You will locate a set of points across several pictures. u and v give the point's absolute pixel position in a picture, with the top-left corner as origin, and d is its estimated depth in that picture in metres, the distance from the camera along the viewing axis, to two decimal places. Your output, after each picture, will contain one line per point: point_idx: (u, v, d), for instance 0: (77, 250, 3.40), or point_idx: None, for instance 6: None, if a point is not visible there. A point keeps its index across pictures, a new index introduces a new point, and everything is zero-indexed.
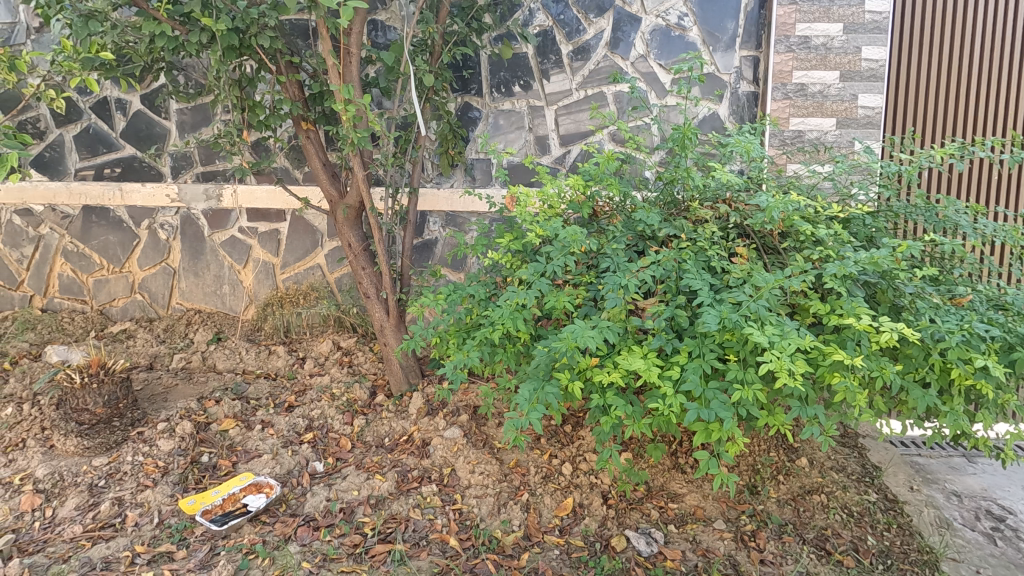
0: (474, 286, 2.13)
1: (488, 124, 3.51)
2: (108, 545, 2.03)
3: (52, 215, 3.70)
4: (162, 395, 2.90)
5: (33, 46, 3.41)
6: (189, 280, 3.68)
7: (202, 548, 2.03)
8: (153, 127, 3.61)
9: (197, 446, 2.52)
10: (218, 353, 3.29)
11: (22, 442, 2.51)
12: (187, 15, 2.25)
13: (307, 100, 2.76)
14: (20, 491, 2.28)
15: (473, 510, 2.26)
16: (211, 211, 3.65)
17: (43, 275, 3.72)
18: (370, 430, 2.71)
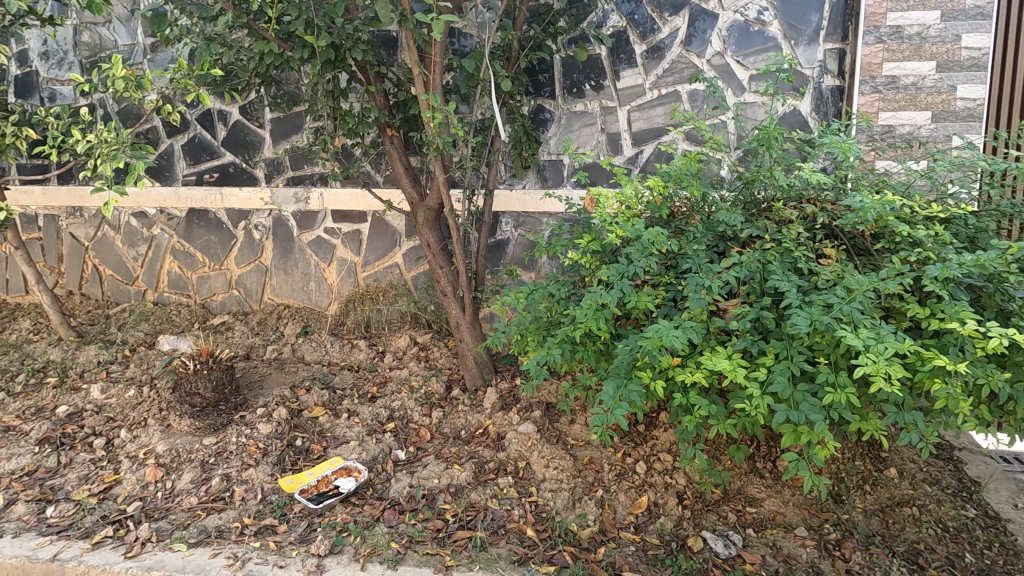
0: (554, 286, 2.20)
1: (560, 126, 3.56)
2: (221, 516, 2.24)
3: (162, 218, 4.08)
4: (259, 382, 3.15)
5: (150, 65, 3.76)
6: (279, 277, 3.96)
7: (300, 524, 2.21)
8: (250, 136, 3.91)
9: (292, 430, 2.72)
10: (306, 345, 3.52)
11: (143, 421, 2.79)
12: (290, 33, 2.44)
13: (392, 107, 2.91)
14: (144, 464, 2.53)
15: (548, 503, 2.32)
16: (300, 213, 3.90)
17: (154, 271, 4.11)
18: (447, 422, 2.83)
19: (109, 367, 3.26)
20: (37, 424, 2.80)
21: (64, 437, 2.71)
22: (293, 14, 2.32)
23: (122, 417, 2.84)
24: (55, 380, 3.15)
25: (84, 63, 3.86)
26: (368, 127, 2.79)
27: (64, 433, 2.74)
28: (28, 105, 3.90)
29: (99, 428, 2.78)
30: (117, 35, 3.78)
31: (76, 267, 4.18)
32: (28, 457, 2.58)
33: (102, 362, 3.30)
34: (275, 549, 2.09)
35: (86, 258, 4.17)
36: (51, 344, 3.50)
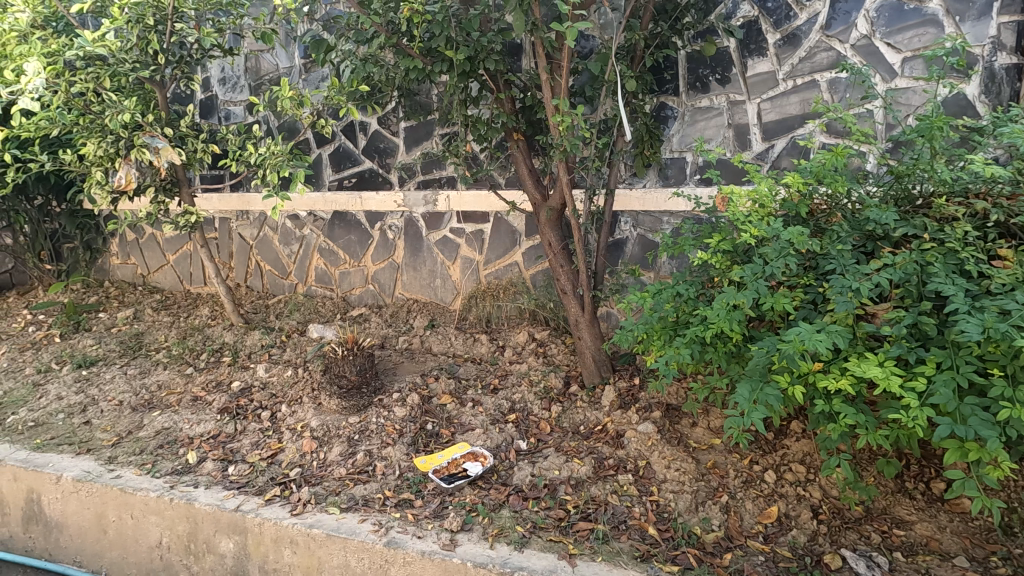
0: (682, 285, 2.18)
1: (684, 124, 3.48)
2: (366, 487, 2.49)
3: (312, 220, 4.58)
4: (393, 369, 3.44)
5: (304, 84, 4.24)
6: (409, 273, 4.28)
7: (434, 501, 2.40)
8: (386, 143, 4.26)
9: (423, 415, 2.95)
10: (433, 336, 3.78)
11: (299, 398, 3.17)
12: (432, 48, 2.64)
13: (519, 112, 3.04)
14: (301, 435, 2.87)
15: (670, 504, 2.31)
16: (428, 214, 4.19)
17: (304, 267, 4.63)
18: (566, 417, 2.91)
19: (270, 351, 3.74)
20: (217, 396, 3.29)
21: (239, 409, 3.16)
22: (436, 32, 2.52)
23: (282, 394, 3.25)
24: (229, 360, 3.68)
25: (252, 86, 4.44)
26: (497, 132, 2.94)
27: (238, 405, 3.19)
28: (210, 124, 4.58)
29: (265, 402, 3.20)
30: (279, 60, 4.31)
31: (243, 263, 4.83)
32: (212, 423, 3.04)
33: (265, 345, 3.80)
34: (413, 520, 2.27)
35: (251, 255, 4.80)
36: (225, 329, 4.07)
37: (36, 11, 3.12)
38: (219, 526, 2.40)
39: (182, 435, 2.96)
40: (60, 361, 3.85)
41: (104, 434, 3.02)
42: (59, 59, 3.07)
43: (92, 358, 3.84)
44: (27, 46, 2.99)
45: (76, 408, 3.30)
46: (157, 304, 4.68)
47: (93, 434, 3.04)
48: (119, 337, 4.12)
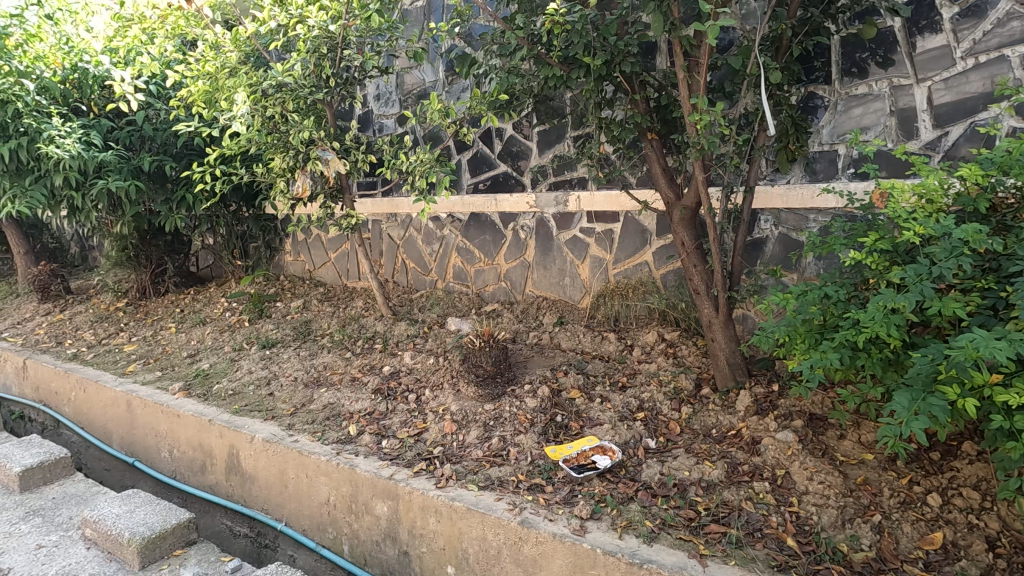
0: (830, 287, 2.07)
1: (836, 113, 3.23)
2: (501, 469, 2.67)
3: (451, 221, 4.94)
4: (524, 362, 3.61)
5: (447, 95, 4.60)
6: (539, 272, 4.44)
7: (564, 488, 2.51)
8: (520, 147, 4.47)
9: (553, 407, 3.08)
10: (562, 333, 3.89)
11: (441, 384, 3.47)
12: (570, 55, 2.75)
13: (654, 112, 3.04)
14: (443, 418, 3.15)
15: (812, 517, 2.20)
16: (559, 215, 4.32)
17: (443, 264, 5.00)
18: (697, 419, 2.86)
19: (415, 340, 4.12)
20: (371, 377, 3.72)
21: (389, 390, 3.54)
22: (575, 40, 2.63)
23: (426, 379, 3.58)
24: (381, 347, 4.12)
25: (402, 100, 4.91)
26: (632, 133, 2.97)
27: (389, 387, 3.57)
28: (366, 136, 5.14)
29: (411, 385, 3.55)
30: (425, 74, 4.71)
31: (391, 260, 5.34)
32: (368, 401, 3.44)
33: (411, 335, 4.19)
34: (545, 504, 2.40)
35: (398, 254, 5.30)
36: (377, 319, 4.55)
37: (241, 50, 3.75)
38: (376, 491, 2.70)
39: (344, 410, 3.39)
40: (249, 342, 4.58)
41: (284, 404, 3.57)
42: (258, 89, 3.68)
43: (273, 340, 4.52)
44: (236, 81, 3.63)
45: (262, 381, 3.92)
46: (321, 296, 5.35)
47: (276, 404, 3.59)
48: (293, 324, 4.79)
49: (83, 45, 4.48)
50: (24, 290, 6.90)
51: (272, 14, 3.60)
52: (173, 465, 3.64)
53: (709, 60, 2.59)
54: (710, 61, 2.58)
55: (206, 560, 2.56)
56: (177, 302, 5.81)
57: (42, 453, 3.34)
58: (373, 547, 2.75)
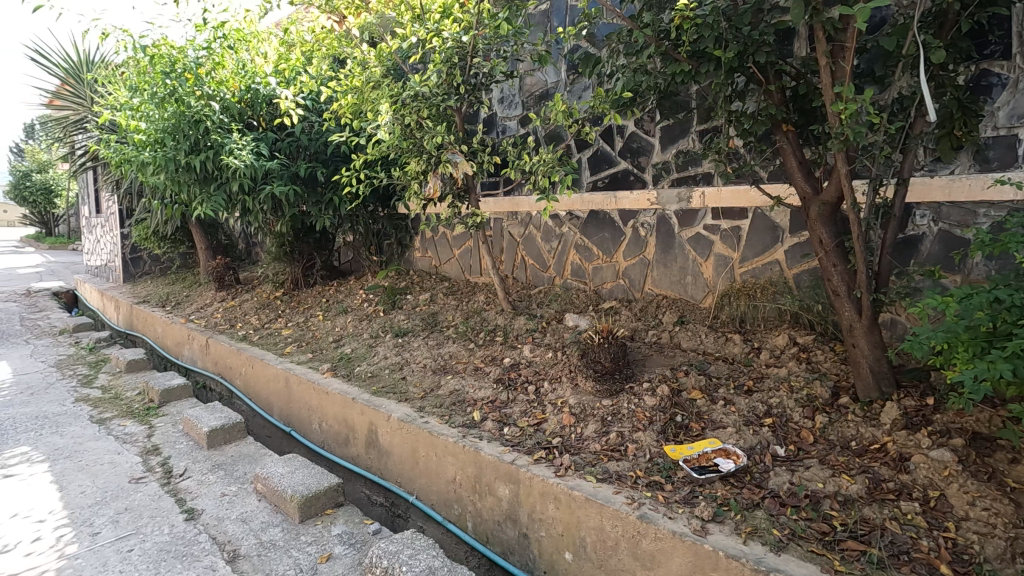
0: (1003, 290, 1.85)
1: (1016, 92, 2.82)
2: (619, 464, 2.71)
3: (570, 219, 5.00)
4: (643, 360, 3.60)
5: (568, 95, 4.68)
6: (659, 270, 4.36)
7: (684, 487, 2.48)
8: (642, 144, 4.44)
9: (673, 407, 3.05)
10: (683, 332, 3.81)
11: (559, 377, 3.57)
12: (699, 49, 2.70)
13: (790, 103, 2.88)
14: (562, 410, 3.24)
15: (972, 545, 1.99)
16: (682, 212, 4.20)
17: (561, 261, 5.07)
18: (833, 429, 2.68)
19: (534, 334, 4.26)
20: (493, 368, 3.92)
21: (510, 380, 3.71)
22: (705, 34, 2.58)
23: (544, 372, 3.70)
24: (502, 340, 4.32)
25: (525, 101, 5.08)
26: (765, 125, 2.84)
27: (510, 377, 3.75)
28: (490, 138, 5.39)
29: (531, 377, 3.69)
30: (548, 76, 4.84)
31: (511, 257, 5.53)
32: (491, 390, 3.64)
33: (530, 329, 4.34)
34: (664, 502, 2.40)
35: (517, 251, 5.47)
36: (498, 313, 4.76)
37: (384, 65, 4.13)
38: (498, 473, 2.86)
39: (469, 397, 3.61)
40: (384, 330, 5.03)
41: (415, 388, 3.89)
42: (398, 100, 4.01)
43: (405, 329, 4.91)
44: (380, 93, 3.99)
45: (396, 366, 4.30)
46: (446, 290, 5.70)
47: (409, 387, 3.92)
48: (422, 315, 5.17)
49: (256, 69, 5.22)
50: (205, 280, 8.13)
51: (412, 30, 3.94)
52: (322, 437, 4.12)
53: (856, 44, 2.41)
54: (857, 44, 2.40)
55: (351, 521, 2.90)
56: (323, 293, 6.51)
57: (223, 418, 3.96)
58: (494, 526, 2.90)
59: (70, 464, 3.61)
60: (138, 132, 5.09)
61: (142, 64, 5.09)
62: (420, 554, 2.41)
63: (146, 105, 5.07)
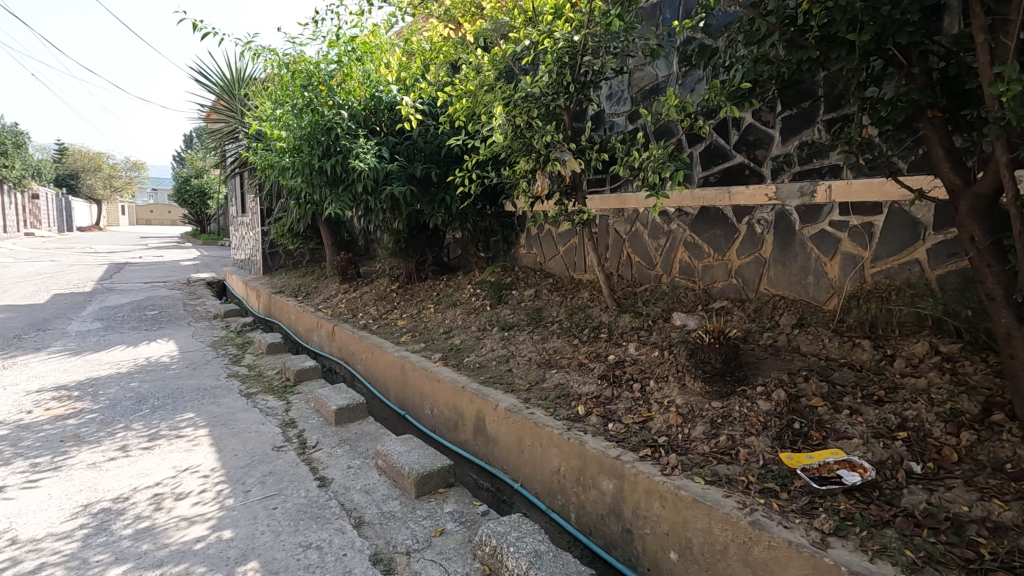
0: None
1: None
2: (729, 468, 2.63)
3: (679, 216, 4.86)
4: (756, 363, 3.44)
5: (680, 88, 4.57)
6: (777, 269, 4.12)
7: (802, 497, 2.36)
8: (760, 136, 4.22)
9: (790, 413, 2.89)
10: (803, 336, 3.58)
11: (666, 376, 3.52)
12: (830, 33, 2.54)
13: (937, 87, 2.61)
14: (668, 409, 3.20)
15: None
16: (804, 207, 3.94)
17: (668, 259, 4.95)
18: (983, 449, 2.41)
19: (639, 333, 4.22)
20: (598, 364, 3.94)
21: (615, 377, 3.71)
22: (838, 17, 2.41)
23: (650, 370, 3.67)
24: (606, 337, 4.32)
25: (634, 97, 5.03)
26: (905, 112, 2.59)
27: (614, 374, 3.75)
28: (598, 135, 5.39)
29: (636, 375, 3.67)
30: (658, 70, 4.75)
31: (616, 254, 5.48)
32: (595, 385, 3.67)
33: (635, 327, 4.30)
34: (779, 510, 2.29)
35: (623, 248, 5.41)
36: (602, 310, 4.75)
37: (497, 68, 4.26)
38: (602, 468, 2.87)
39: (574, 391, 3.67)
40: (491, 324, 5.22)
41: (522, 380, 4.02)
42: (510, 101, 4.13)
43: (510, 323, 5.07)
44: (493, 95, 4.15)
45: (502, 358, 4.47)
46: (551, 286, 5.78)
47: (515, 379, 4.06)
48: (527, 310, 5.29)
49: (379, 78, 5.64)
50: (330, 273, 8.91)
51: (525, 32, 4.06)
52: (433, 421, 4.38)
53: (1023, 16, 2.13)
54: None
55: (462, 501, 3.09)
56: (434, 287, 6.88)
57: (348, 398, 4.35)
58: (597, 519, 2.91)
59: (225, 430, 4.16)
60: (280, 140, 5.71)
61: (286, 79, 5.70)
62: (527, 538, 2.51)
63: (287, 116, 5.67)
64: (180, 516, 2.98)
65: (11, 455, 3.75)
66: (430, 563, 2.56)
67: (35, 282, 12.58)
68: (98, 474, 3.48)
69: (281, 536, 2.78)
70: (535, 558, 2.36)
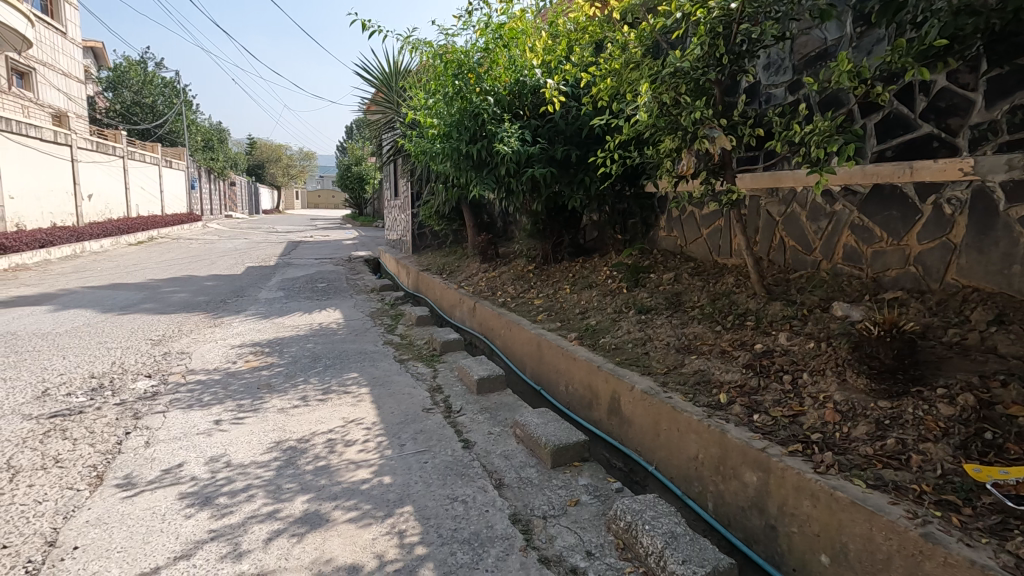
0: None
1: None
2: (897, 474, 2.38)
3: (845, 195, 4.37)
4: (937, 363, 3.03)
5: (853, 52, 4.08)
6: (971, 257, 3.54)
7: (991, 516, 2.07)
8: (955, 102, 3.63)
9: (979, 421, 2.53)
10: (1002, 335, 3.08)
11: (822, 370, 3.24)
12: None
13: None
14: (824, 405, 2.96)
15: None
16: (1012, 183, 3.31)
17: (830, 244, 4.48)
18: None
19: (791, 322, 3.91)
20: (742, 352, 3.75)
21: (762, 367, 3.50)
22: None
23: (804, 363, 3.39)
24: (753, 325, 4.07)
25: (796, 65, 4.61)
26: None
27: (762, 363, 3.54)
28: (751, 109, 5.04)
29: (787, 366, 3.43)
30: (828, 33, 4.29)
31: (767, 238, 5.10)
32: (739, 374, 3.50)
33: (787, 316, 3.99)
34: (959, 526, 2.04)
35: (776, 230, 5.01)
36: (749, 296, 4.48)
37: (644, 44, 4.17)
38: (746, 459, 2.75)
39: (715, 378, 3.54)
40: (627, 306, 5.18)
41: (659, 364, 3.96)
42: (657, 78, 3.99)
43: (648, 307, 4.98)
44: (639, 73, 4.06)
45: (639, 341, 4.42)
46: (691, 270, 5.55)
47: (652, 362, 4.01)
48: (666, 294, 5.16)
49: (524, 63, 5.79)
50: (471, 253, 9.43)
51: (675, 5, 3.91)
52: (568, 398, 4.48)
53: None
54: None
55: (596, 477, 3.16)
56: (570, 268, 6.96)
57: (489, 370, 4.63)
58: (738, 512, 2.79)
59: (383, 390, 4.66)
60: (433, 127, 6.15)
61: (439, 70, 6.11)
62: (662, 519, 2.52)
63: (440, 105, 6.08)
64: (349, 460, 3.43)
65: (223, 396, 4.57)
66: (566, 530, 2.68)
67: (233, 257, 14.86)
68: (286, 418, 4.12)
69: (431, 487, 3.09)
70: (671, 539, 2.37)
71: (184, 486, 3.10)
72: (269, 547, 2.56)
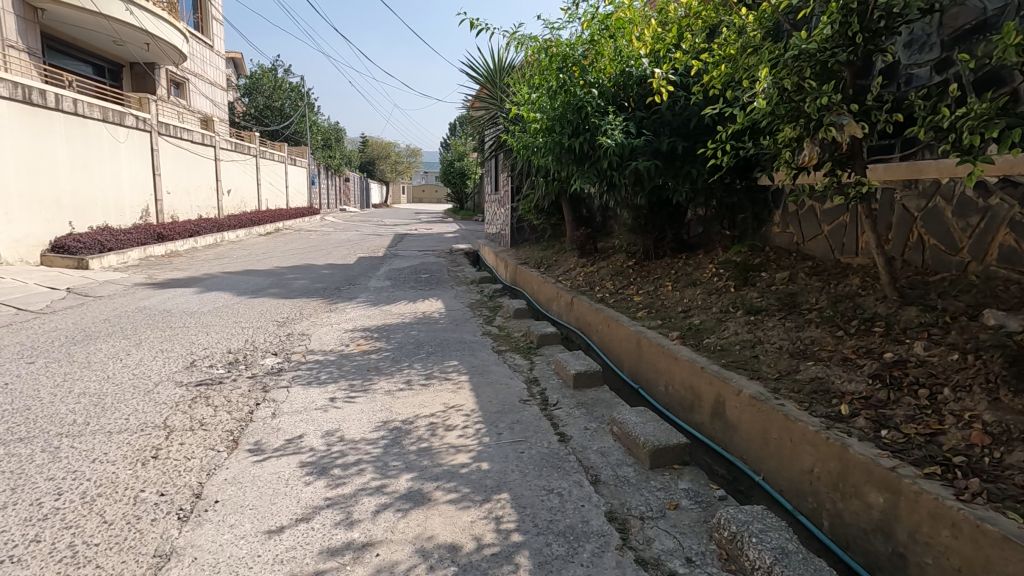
0: None
1: None
2: None
3: (1004, 188, 3.82)
4: None
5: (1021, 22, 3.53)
6: None
7: None
8: None
9: None
10: None
11: (967, 385, 2.87)
12: None
13: None
14: (970, 426, 2.63)
15: None
16: None
17: (983, 243, 3.94)
18: None
19: (930, 330, 3.49)
20: (868, 361, 3.41)
21: (892, 379, 3.17)
22: None
23: (945, 376, 3.02)
24: (882, 331, 3.69)
25: (946, 41, 4.09)
26: None
27: (892, 375, 3.20)
28: (889, 92, 4.55)
29: (923, 379, 3.07)
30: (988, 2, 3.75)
31: (901, 235, 4.59)
32: (865, 385, 3.18)
33: (924, 323, 3.57)
34: None
35: (912, 227, 4.49)
36: (878, 300, 4.06)
37: (763, 26, 3.90)
38: (870, 478, 2.51)
39: (836, 388, 3.25)
40: (735, 306, 4.91)
41: (770, 368, 3.71)
42: (778, 62, 3.71)
43: (758, 307, 4.68)
44: (758, 58, 3.79)
45: (748, 343, 4.17)
46: (809, 270, 5.14)
47: (762, 366, 3.77)
48: (778, 294, 4.82)
49: (631, 53, 5.65)
50: (569, 248, 9.40)
51: None
52: (668, 399, 4.33)
53: None
54: None
55: (697, 482, 3.04)
56: (672, 265, 6.72)
57: (586, 365, 4.61)
58: (858, 534, 2.55)
59: (481, 379, 4.80)
60: (536, 122, 6.19)
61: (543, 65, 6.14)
62: (772, 533, 2.36)
63: (543, 100, 6.11)
64: (450, 443, 3.58)
65: (337, 375, 4.95)
66: (664, 533, 2.61)
67: (346, 247, 15.99)
68: (392, 399, 4.37)
69: (528, 476, 3.14)
70: (782, 555, 2.22)
71: (305, 455, 3.40)
72: (377, 519, 2.74)
